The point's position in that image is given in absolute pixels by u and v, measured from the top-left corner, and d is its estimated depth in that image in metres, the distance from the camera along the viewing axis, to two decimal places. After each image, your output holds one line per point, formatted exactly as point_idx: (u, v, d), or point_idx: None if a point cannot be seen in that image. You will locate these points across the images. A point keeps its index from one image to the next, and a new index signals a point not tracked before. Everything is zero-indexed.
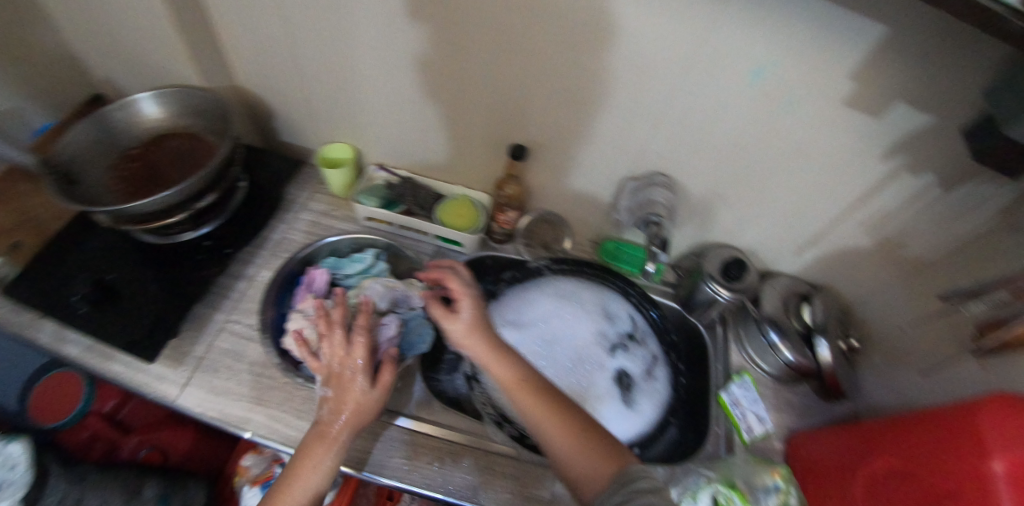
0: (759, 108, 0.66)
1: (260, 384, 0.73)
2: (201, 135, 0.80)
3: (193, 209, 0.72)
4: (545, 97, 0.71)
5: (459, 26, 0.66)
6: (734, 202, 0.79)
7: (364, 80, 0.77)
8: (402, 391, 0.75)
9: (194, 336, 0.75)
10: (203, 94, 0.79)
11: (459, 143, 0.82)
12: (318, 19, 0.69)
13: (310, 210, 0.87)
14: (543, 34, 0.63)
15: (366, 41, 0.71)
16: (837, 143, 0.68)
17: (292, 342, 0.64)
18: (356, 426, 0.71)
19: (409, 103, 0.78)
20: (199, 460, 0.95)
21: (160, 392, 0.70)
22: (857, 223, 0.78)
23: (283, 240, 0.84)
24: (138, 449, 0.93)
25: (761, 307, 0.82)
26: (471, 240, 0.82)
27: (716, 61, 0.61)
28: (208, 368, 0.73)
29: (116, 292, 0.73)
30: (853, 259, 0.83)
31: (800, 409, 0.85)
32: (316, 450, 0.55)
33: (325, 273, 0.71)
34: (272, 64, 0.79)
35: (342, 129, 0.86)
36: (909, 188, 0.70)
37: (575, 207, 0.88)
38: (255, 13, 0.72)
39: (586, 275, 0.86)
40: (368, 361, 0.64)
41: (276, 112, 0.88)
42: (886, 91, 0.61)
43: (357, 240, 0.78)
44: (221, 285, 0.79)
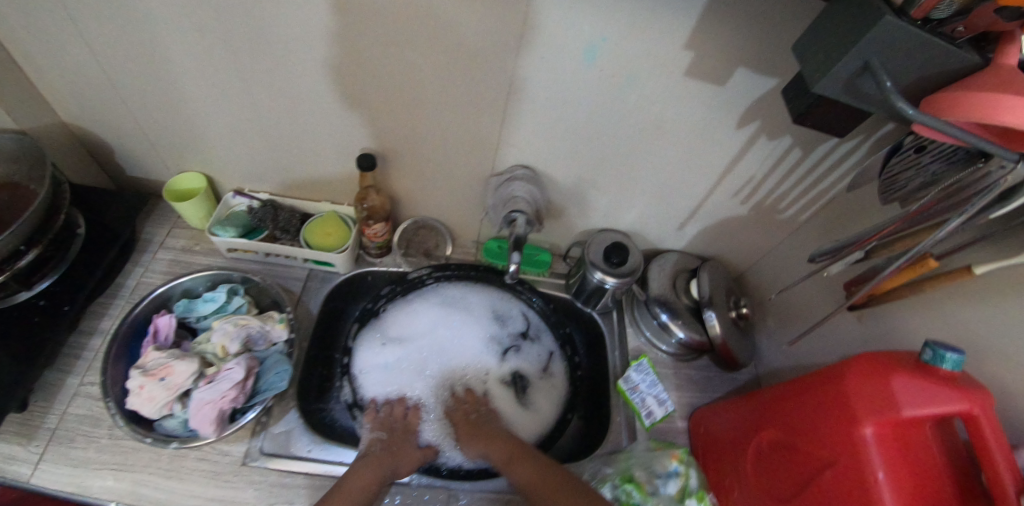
0: (604, 91, 0.64)
1: (123, 448, 0.63)
2: (23, 184, 0.66)
3: (16, 267, 0.62)
4: (416, 107, 0.68)
5: (312, 39, 0.60)
6: (604, 187, 0.80)
7: (202, 107, 0.70)
8: (280, 430, 0.69)
9: (44, 405, 0.65)
10: (18, 138, 0.66)
11: (323, 161, 0.78)
12: (145, 42, 0.60)
13: (167, 248, 0.81)
14: (381, 39, 0.59)
15: (202, 62, 0.63)
16: (691, 118, 0.67)
17: (133, 400, 0.57)
18: (232, 478, 0.64)
19: (245, 123, 0.72)
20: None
21: (10, 474, 0.60)
22: (728, 192, 0.80)
23: (139, 285, 0.77)
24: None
25: (649, 289, 0.88)
26: (339, 259, 0.80)
27: (572, 61, 0.60)
28: (62, 439, 0.63)
29: None
30: (728, 227, 0.87)
31: (701, 384, 0.87)
32: (365, 475, 0.62)
33: (170, 318, 0.65)
34: (91, 95, 0.69)
35: (181, 155, 0.78)
36: (766, 153, 0.71)
37: (448, 211, 0.88)
38: (64, 41, 0.61)
39: (471, 277, 0.88)
40: (218, 412, 0.58)
41: (110, 147, 0.79)
42: (724, 58, 0.58)
43: (215, 275, 0.72)
44: (67, 345, 0.70)
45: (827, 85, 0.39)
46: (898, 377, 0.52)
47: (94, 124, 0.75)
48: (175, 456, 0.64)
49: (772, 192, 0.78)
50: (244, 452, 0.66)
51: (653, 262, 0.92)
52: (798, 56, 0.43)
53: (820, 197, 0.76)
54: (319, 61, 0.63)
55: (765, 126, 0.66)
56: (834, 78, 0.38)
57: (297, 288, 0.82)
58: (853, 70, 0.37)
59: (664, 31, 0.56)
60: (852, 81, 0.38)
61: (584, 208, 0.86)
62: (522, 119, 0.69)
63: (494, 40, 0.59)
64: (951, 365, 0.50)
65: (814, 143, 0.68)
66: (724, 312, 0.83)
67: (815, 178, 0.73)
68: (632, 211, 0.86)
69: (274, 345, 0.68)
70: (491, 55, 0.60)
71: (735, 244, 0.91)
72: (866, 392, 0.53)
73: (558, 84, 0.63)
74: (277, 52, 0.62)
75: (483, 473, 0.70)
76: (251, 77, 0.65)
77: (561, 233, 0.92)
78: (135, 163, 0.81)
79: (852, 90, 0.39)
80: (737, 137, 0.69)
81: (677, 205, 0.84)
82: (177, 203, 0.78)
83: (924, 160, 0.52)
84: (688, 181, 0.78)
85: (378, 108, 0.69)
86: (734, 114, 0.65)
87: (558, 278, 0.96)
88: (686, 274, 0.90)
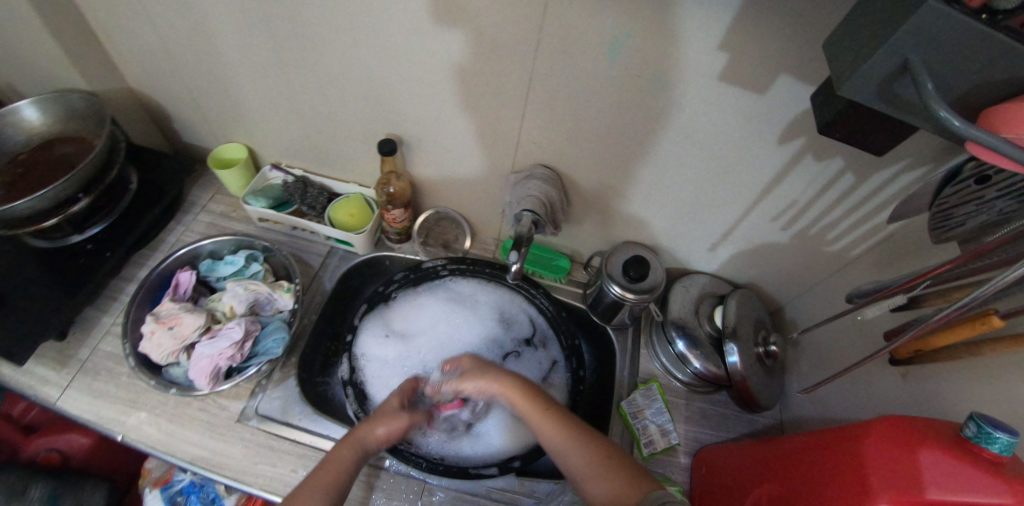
0: (627, 91, 0.60)
1: (136, 386, 0.69)
2: (89, 139, 0.78)
3: (69, 212, 0.70)
4: (437, 93, 0.68)
5: (338, 21, 0.62)
6: (628, 196, 0.76)
7: (247, 82, 0.76)
8: (276, 394, 0.71)
9: (80, 338, 0.72)
10: (88, 99, 0.76)
11: (352, 143, 0.82)
12: (198, 16, 0.67)
13: (207, 212, 0.89)
14: (406, 24, 0.60)
15: (246, 38, 0.68)
16: (724, 129, 0.61)
17: (145, 345, 0.63)
18: (223, 433, 0.67)
19: (282, 101, 0.77)
20: (104, 466, 0.92)
21: (42, 394, 0.67)
22: (766, 215, 0.72)
23: (177, 242, 0.84)
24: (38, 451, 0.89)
25: (669, 311, 0.82)
26: (358, 240, 0.83)
27: (594, 55, 0.57)
28: (89, 371, 0.69)
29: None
30: (766, 254, 0.79)
31: (714, 421, 0.80)
32: (343, 451, 0.58)
33: (191, 274, 0.70)
34: (157, 65, 0.77)
35: (233, 129, 0.86)
36: (812, 175, 0.64)
37: (470, 204, 0.88)
38: (134, 14, 0.69)
39: (484, 275, 0.87)
40: (215, 367, 0.61)
41: (172, 116, 0.88)
42: (762, 64, 0.52)
43: (239, 241, 0.76)
44: (111, 286, 0.77)
45: (854, 88, 0.32)
46: (927, 450, 0.44)
47: (159, 91, 0.83)
48: (179, 403, 0.68)
49: (818, 219, 0.70)
50: (240, 409, 0.69)
51: (679, 282, 0.86)
52: (827, 54, 0.36)
53: (874, 231, 0.67)
54: (346, 44, 0.65)
55: (809, 144, 0.59)
56: (865, 80, 0.31)
57: (316, 263, 0.86)
58: (888, 71, 0.30)
59: (692, 28, 0.51)
60: (888, 85, 0.31)
61: (605, 216, 0.82)
62: (542, 115, 0.67)
63: (515, 32, 0.57)
64: (998, 448, 0.41)
65: (870, 169, 0.60)
66: (750, 347, 0.76)
67: (869, 210, 0.65)
68: (659, 224, 0.80)
69: (280, 313, 0.71)
70: (511, 45, 0.59)
71: (772, 274, 0.83)
72: (886, 460, 0.46)
73: (579, 81, 0.61)
74: (310, 34, 0.65)
75: (460, 472, 0.67)
76: (286, 55, 0.69)
77: (581, 239, 0.89)
78: (189, 128, 0.90)
79: (889, 96, 0.32)
80: (778, 153, 0.62)
81: (707, 224, 0.78)
82: (220, 170, 0.84)
83: (988, 194, 0.44)
84: (720, 198, 0.72)
85: (402, 93, 0.70)
86: (773, 128, 0.59)
87: (575, 287, 0.93)
88: (713, 300, 0.83)
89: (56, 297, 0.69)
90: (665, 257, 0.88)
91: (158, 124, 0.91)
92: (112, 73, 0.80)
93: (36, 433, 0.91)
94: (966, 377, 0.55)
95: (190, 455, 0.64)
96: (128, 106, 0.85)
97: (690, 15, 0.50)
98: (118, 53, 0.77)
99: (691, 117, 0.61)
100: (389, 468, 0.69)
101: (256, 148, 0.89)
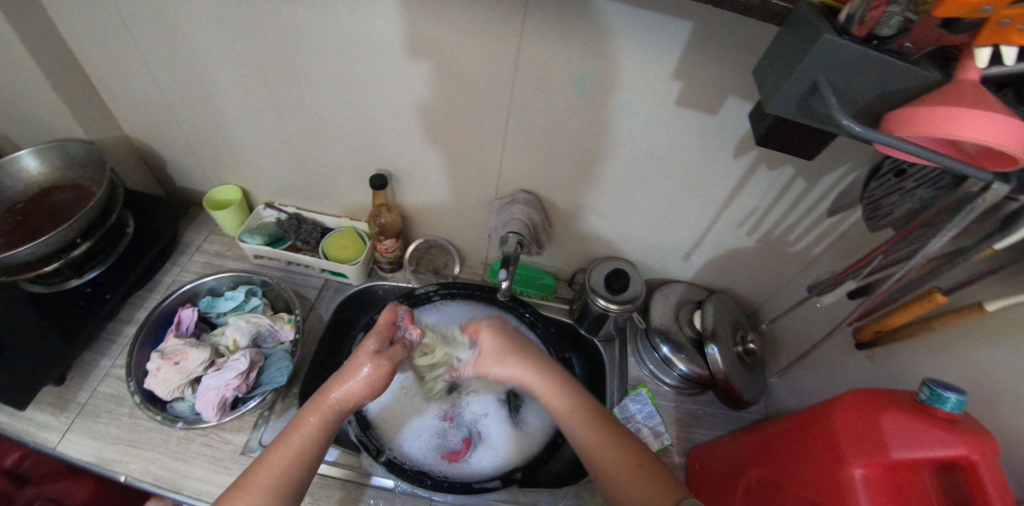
0: (597, 117, 0.67)
1: (138, 426, 0.69)
2: (88, 186, 0.81)
3: (70, 256, 0.72)
4: (425, 128, 0.74)
5: (330, 67, 0.68)
6: (605, 213, 0.82)
7: (243, 127, 0.80)
8: (280, 424, 0.72)
9: (79, 382, 0.73)
10: (88, 148, 0.80)
11: (344, 179, 0.86)
12: (198, 68, 0.72)
13: (203, 252, 0.91)
14: (394, 65, 0.66)
15: (243, 87, 0.74)
16: (686, 147, 0.68)
17: (151, 381, 0.64)
18: (228, 467, 0.67)
19: (277, 143, 0.82)
20: None
21: (40, 440, 0.67)
22: (731, 222, 0.79)
23: (174, 282, 0.86)
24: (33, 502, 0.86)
25: (651, 318, 0.88)
26: (352, 270, 0.86)
27: (565, 87, 0.64)
28: (89, 413, 0.70)
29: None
30: (736, 258, 0.86)
31: (704, 421, 0.83)
32: (315, 412, 0.60)
33: (193, 311, 0.72)
34: (155, 114, 0.82)
35: (228, 171, 0.90)
36: (768, 182, 0.71)
37: (458, 231, 0.92)
38: (136, 69, 0.74)
39: (474, 296, 0.92)
40: (222, 398, 0.63)
41: (168, 162, 0.92)
42: (711, 89, 0.60)
43: (237, 277, 0.79)
44: (109, 329, 0.79)
45: (780, 105, 0.39)
46: (891, 415, 0.49)
47: (156, 138, 0.87)
48: (183, 439, 0.69)
49: (777, 223, 0.77)
50: (244, 441, 0.69)
51: (658, 291, 0.91)
52: (757, 77, 0.43)
53: (829, 229, 0.74)
54: (339, 88, 0.71)
55: (761, 155, 0.66)
56: (786, 98, 0.38)
57: (312, 295, 0.88)
58: (803, 90, 0.37)
59: (648, 61, 0.59)
60: (804, 101, 0.38)
61: (586, 233, 0.88)
62: (522, 143, 0.73)
63: (493, 71, 0.64)
64: (950, 407, 0.47)
65: (816, 174, 0.68)
66: (728, 346, 0.81)
67: (822, 211, 0.72)
68: (637, 237, 0.86)
69: (281, 344, 0.73)
70: (489, 83, 0.65)
71: (745, 277, 0.89)
72: (857, 430, 0.51)
73: (552, 110, 0.67)
74: (304, 81, 0.71)
75: (466, 487, 0.70)
76: (281, 100, 0.75)
77: (565, 256, 0.94)
78: (183, 172, 0.94)
79: (806, 109, 0.38)
80: (734, 165, 0.69)
81: (681, 233, 0.84)
82: (215, 211, 0.88)
83: (907, 185, 0.51)
84: (689, 210, 0.79)
85: (391, 129, 0.76)
86: (727, 143, 0.66)
87: (562, 303, 0.97)
88: (691, 305, 0.89)
89: (55, 341, 0.70)
90: (645, 268, 0.94)
91: (153, 170, 0.95)
92: (110, 123, 0.84)
93: (28, 483, 0.88)
94: (925, 355, 0.60)
95: (194, 491, 0.65)
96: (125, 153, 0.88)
97: (644, 49, 0.58)
98: (117, 104, 0.81)
99: (655, 137, 0.68)
100: (374, 482, 0.69)
101: (250, 189, 0.93)
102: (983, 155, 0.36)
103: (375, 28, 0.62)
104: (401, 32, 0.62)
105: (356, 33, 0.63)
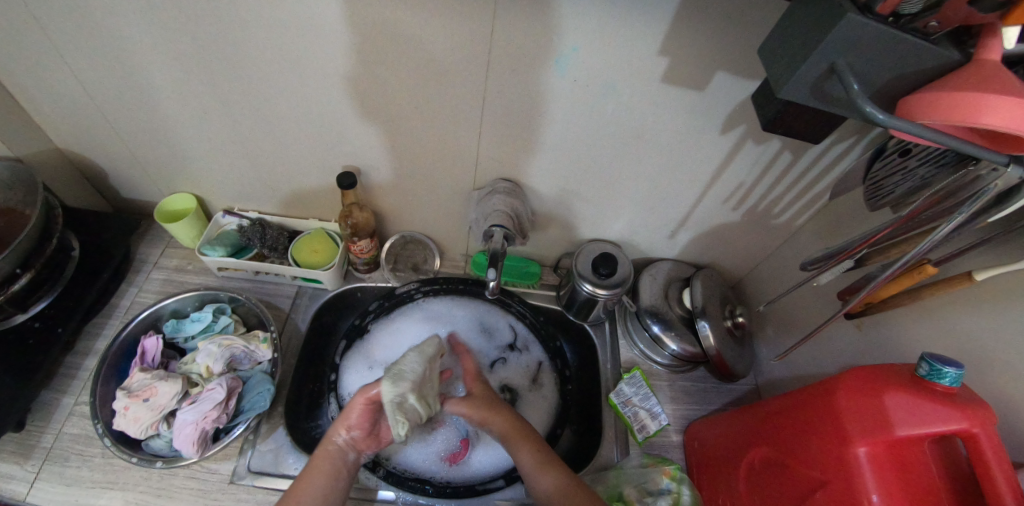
0: (578, 99, 0.63)
1: (113, 466, 0.65)
2: (20, 210, 0.72)
3: (11, 292, 0.65)
4: (393, 120, 0.68)
5: (280, 59, 0.61)
6: (589, 197, 0.79)
7: (187, 129, 0.73)
8: (267, 447, 0.69)
9: (40, 425, 0.67)
10: (13, 166, 0.71)
11: (307, 178, 0.80)
12: (127, 67, 0.63)
13: (161, 268, 0.84)
14: (355, 52, 0.59)
15: (183, 86, 0.66)
16: (671, 126, 0.65)
17: (120, 421, 0.59)
18: (217, 498, 0.64)
19: (228, 144, 0.74)
20: None
21: (6, 493, 0.62)
22: (718, 198, 0.77)
23: (134, 304, 0.80)
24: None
25: (641, 300, 0.86)
26: (326, 275, 0.81)
27: (543, 69, 0.59)
28: (57, 458, 0.65)
29: None
30: (721, 234, 0.85)
31: (698, 396, 0.84)
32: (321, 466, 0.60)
33: (157, 340, 0.66)
34: (85, 121, 0.72)
35: (177, 179, 0.82)
36: (754, 157, 0.69)
37: (436, 224, 0.88)
38: (54, 73, 0.65)
39: (458, 291, 0.88)
40: (202, 432, 0.59)
41: (108, 173, 0.83)
42: (699, 64, 0.56)
43: (203, 295, 0.73)
44: (66, 364, 0.72)
45: (792, 90, 0.37)
46: (892, 393, 0.49)
47: (89, 148, 0.78)
48: (164, 475, 0.65)
49: (763, 197, 0.75)
50: (231, 470, 0.66)
51: (645, 271, 0.89)
52: (764, 58, 0.40)
53: (814, 200, 0.73)
54: (294, 81, 0.64)
55: (749, 130, 0.64)
56: (800, 83, 0.36)
57: (286, 306, 0.83)
58: (819, 73, 0.35)
59: (631, 38, 0.54)
60: (819, 85, 0.36)
61: (570, 219, 0.85)
62: (498, 131, 0.68)
63: (465, 55, 0.58)
64: (948, 381, 0.47)
65: (802, 147, 0.66)
66: (719, 322, 0.80)
67: (807, 183, 0.71)
68: (622, 219, 0.84)
69: (259, 365, 0.69)
70: (462, 68, 0.60)
71: (730, 251, 0.89)
72: (858, 408, 0.51)
73: (530, 94, 0.63)
74: (253, 75, 0.63)
75: (469, 491, 0.70)
76: (229, 99, 0.67)
77: (549, 243, 0.91)
78: (127, 182, 0.85)
79: (821, 95, 0.37)
80: (721, 142, 0.66)
81: (666, 213, 0.82)
82: (168, 223, 0.80)
83: (910, 164, 0.51)
84: (675, 189, 0.76)
85: (355, 124, 0.69)
86: (715, 120, 0.63)
87: (549, 289, 0.95)
88: (679, 283, 0.88)
89: (5, 386, 0.64)
90: (631, 248, 0.92)
91: (92, 183, 0.85)
92: (33, 134, 0.74)
93: None
94: (914, 322, 0.61)
95: None
96: (57, 167, 0.79)
97: (627, 26, 0.53)
98: (38, 114, 0.72)
99: (639, 117, 0.64)
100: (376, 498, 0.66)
101: (204, 195, 0.85)
102: (995, 138, 0.34)
103: (326, 13, 0.55)
104: (356, 16, 0.55)
105: (308, 18, 0.56)
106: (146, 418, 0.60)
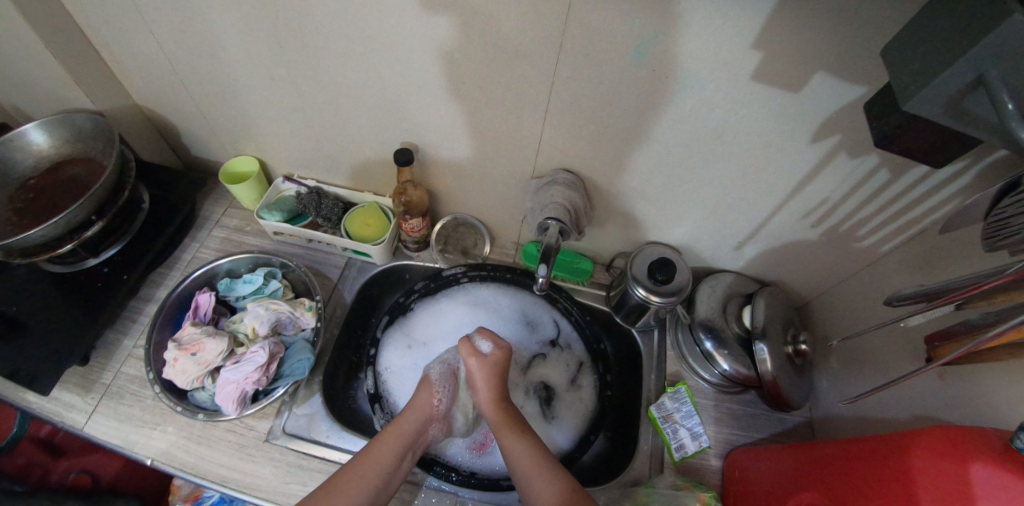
0: (656, 91, 0.58)
1: (162, 410, 0.69)
2: (99, 160, 0.76)
3: (84, 237, 0.69)
4: (458, 99, 0.66)
5: (350, 32, 0.60)
6: (653, 197, 0.74)
7: (253, 94, 0.74)
8: (303, 412, 0.71)
9: (103, 362, 0.72)
10: (96, 118, 0.75)
11: (366, 152, 0.80)
12: (202, 28, 0.64)
13: (222, 227, 0.88)
14: (424, 22, 0.57)
15: (252, 50, 0.66)
16: (755, 129, 0.59)
17: (171, 371, 0.62)
18: (251, 455, 0.66)
19: (293, 112, 0.75)
20: (135, 481, 0.94)
21: (67, 420, 0.67)
22: (796, 213, 0.70)
23: (193, 259, 0.83)
24: (68, 473, 0.91)
25: (695, 311, 0.81)
26: (375, 250, 0.81)
27: (619, 55, 0.54)
28: (114, 395, 0.69)
29: (20, 322, 0.68)
30: (791, 252, 0.78)
31: (744, 422, 0.79)
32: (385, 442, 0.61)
33: (210, 296, 0.69)
34: (162, 80, 0.75)
35: (243, 142, 0.85)
36: (846, 171, 0.61)
37: (490, 210, 0.86)
38: (137, 31, 0.67)
39: (504, 280, 0.86)
40: (242, 392, 0.61)
41: (181, 131, 0.87)
42: (798, 59, 0.50)
43: (256, 258, 0.75)
44: (130, 308, 0.77)
45: (921, 103, 0.32)
46: (976, 464, 0.42)
47: (165, 105, 0.81)
48: (206, 425, 0.68)
49: (849, 216, 0.67)
50: (268, 429, 0.68)
51: (704, 282, 0.84)
52: (888, 65, 0.35)
53: (906, 226, 0.64)
54: (359, 53, 0.63)
55: (845, 141, 0.56)
56: (933, 97, 0.31)
57: (334, 275, 0.85)
58: (961, 86, 0.30)
59: (723, 30, 0.49)
60: (957, 101, 0.31)
61: (628, 218, 0.80)
62: (564, 120, 0.65)
63: (537, 36, 0.55)
64: None
65: (903, 165, 0.58)
66: (779, 346, 0.74)
67: (903, 205, 0.62)
68: (685, 224, 0.79)
69: (302, 331, 0.70)
70: (533, 51, 0.57)
71: (798, 270, 0.81)
72: (933, 473, 0.45)
73: (601, 84, 0.59)
74: (318, 44, 0.63)
75: (491, 485, 0.68)
76: (295, 68, 0.67)
77: (602, 241, 0.87)
78: (197, 141, 0.88)
79: (957, 110, 0.31)
80: (810, 152, 0.60)
81: (732, 220, 0.75)
82: (231, 185, 0.83)
83: None
84: (747, 196, 0.70)
85: (416, 99, 0.68)
86: (805, 128, 0.57)
87: (598, 289, 0.91)
88: (740, 299, 0.81)
89: (77, 323, 0.69)
90: (689, 255, 0.86)
91: (166, 139, 0.90)
92: (117, 90, 0.78)
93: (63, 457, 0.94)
94: (998, 375, 0.51)
95: (221, 478, 0.64)
96: (135, 123, 0.83)
97: (718, 14, 0.48)
98: (122, 70, 0.75)
99: (719, 117, 0.59)
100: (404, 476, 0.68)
101: (267, 160, 0.88)
102: None
103: None
104: None
105: None
106: (202, 371, 0.63)
